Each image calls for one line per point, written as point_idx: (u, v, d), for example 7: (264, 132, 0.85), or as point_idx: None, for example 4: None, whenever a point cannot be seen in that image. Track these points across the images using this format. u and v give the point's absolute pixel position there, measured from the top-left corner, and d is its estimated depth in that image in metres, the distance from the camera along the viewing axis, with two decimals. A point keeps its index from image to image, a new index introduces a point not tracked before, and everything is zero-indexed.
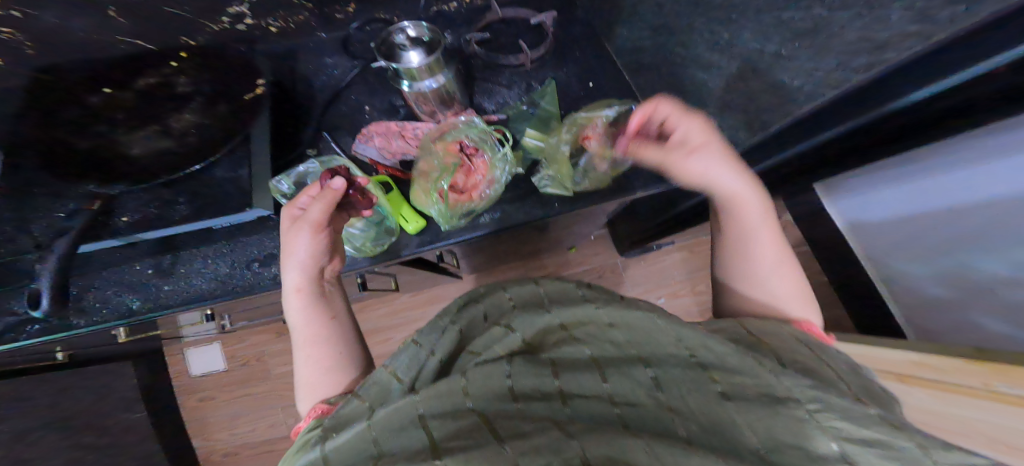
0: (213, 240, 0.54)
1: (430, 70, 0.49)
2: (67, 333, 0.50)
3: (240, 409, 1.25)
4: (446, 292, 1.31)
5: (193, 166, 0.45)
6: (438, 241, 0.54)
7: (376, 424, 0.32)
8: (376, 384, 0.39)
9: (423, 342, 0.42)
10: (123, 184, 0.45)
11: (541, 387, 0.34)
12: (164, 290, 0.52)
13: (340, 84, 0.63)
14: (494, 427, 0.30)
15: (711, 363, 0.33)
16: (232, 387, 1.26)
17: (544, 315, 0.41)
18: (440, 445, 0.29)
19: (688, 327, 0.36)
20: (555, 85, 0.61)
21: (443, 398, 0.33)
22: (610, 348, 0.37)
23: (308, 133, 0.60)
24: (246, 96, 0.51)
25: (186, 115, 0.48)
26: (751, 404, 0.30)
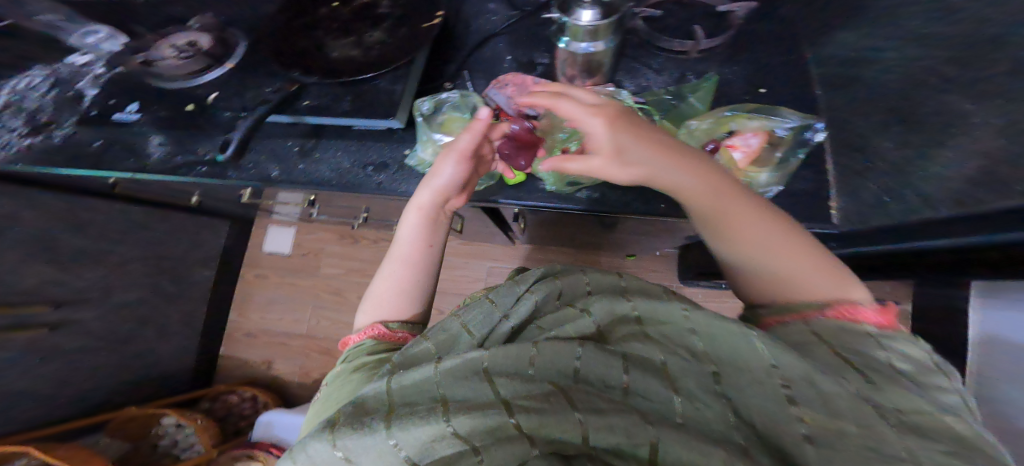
0: (349, 137, 0.59)
1: (593, 34, 0.48)
2: (221, 182, 0.58)
3: (278, 295, 1.49)
4: (492, 251, 1.38)
5: (367, 74, 0.52)
6: (531, 198, 0.55)
7: (444, 369, 0.35)
8: (446, 333, 0.42)
9: (498, 301, 0.43)
10: (316, 77, 0.52)
11: (607, 377, 0.34)
12: (300, 168, 0.59)
13: (493, 30, 0.65)
14: (569, 397, 0.31)
15: (804, 399, 0.31)
16: (284, 271, 1.50)
17: (624, 303, 0.40)
18: (512, 402, 0.31)
19: (790, 354, 0.34)
20: (717, 80, 0.54)
21: (510, 358, 0.35)
22: (687, 356, 0.36)
23: (451, 69, 0.64)
24: (425, 23, 0.54)
25: (377, 32, 0.55)
26: (843, 451, 0.28)
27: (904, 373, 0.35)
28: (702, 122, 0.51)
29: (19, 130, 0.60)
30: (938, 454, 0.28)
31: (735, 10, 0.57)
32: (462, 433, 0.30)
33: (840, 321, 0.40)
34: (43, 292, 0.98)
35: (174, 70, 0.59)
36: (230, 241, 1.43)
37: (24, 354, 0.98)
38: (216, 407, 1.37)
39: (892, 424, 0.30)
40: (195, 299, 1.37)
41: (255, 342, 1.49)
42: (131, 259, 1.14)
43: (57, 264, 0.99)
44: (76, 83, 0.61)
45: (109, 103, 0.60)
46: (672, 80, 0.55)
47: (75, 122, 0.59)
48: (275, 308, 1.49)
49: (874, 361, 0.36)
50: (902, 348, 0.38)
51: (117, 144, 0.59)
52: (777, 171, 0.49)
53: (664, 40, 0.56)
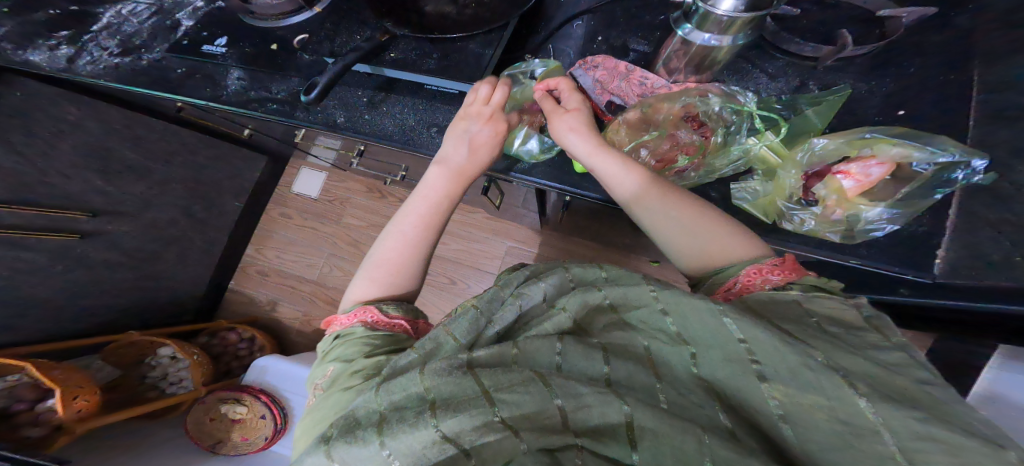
0: (420, 96, 0.57)
1: (724, 26, 0.42)
2: (288, 121, 0.57)
3: (298, 236, 1.48)
4: (515, 232, 1.36)
5: (457, 34, 0.49)
6: (597, 192, 0.53)
7: (431, 373, 0.33)
8: (431, 340, 0.37)
9: (484, 307, 0.38)
10: (406, 30, 0.50)
11: (589, 370, 0.32)
12: (363, 119, 0.57)
13: (580, 5, 0.60)
14: (548, 385, 0.30)
15: (777, 375, 0.28)
16: (308, 216, 1.49)
17: (595, 292, 0.36)
18: (493, 396, 0.30)
19: (760, 329, 0.29)
20: (848, 95, 0.50)
21: (494, 358, 0.34)
22: (662, 339, 0.33)
23: (537, 40, 0.60)
24: None
25: None
26: (818, 431, 0.26)
27: (859, 345, 0.30)
28: (833, 142, 0.45)
29: (111, 50, 0.64)
30: (917, 425, 0.24)
31: (902, 15, 0.50)
32: (451, 434, 0.29)
33: (759, 294, 0.35)
34: (86, 200, 1.00)
35: (267, 8, 0.56)
36: (264, 176, 1.44)
37: (52, 259, 0.97)
38: (214, 343, 1.34)
39: (863, 395, 0.26)
40: (221, 228, 1.38)
41: (266, 281, 1.48)
42: (171, 180, 1.17)
43: (103, 172, 1.02)
44: (175, 14, 0.63)
45: (201, 35, 0.59)
46: (789, 88, 0.51)
47: (164, 48, 0.61)
48: (292, 250, 1.48)
49: (827, 332, 0.31)
50: (829, 308, 0.33)
51: (198, 74, 0.60)
52: (897, 203, 0.45)
53: (794, 44, 0.51)
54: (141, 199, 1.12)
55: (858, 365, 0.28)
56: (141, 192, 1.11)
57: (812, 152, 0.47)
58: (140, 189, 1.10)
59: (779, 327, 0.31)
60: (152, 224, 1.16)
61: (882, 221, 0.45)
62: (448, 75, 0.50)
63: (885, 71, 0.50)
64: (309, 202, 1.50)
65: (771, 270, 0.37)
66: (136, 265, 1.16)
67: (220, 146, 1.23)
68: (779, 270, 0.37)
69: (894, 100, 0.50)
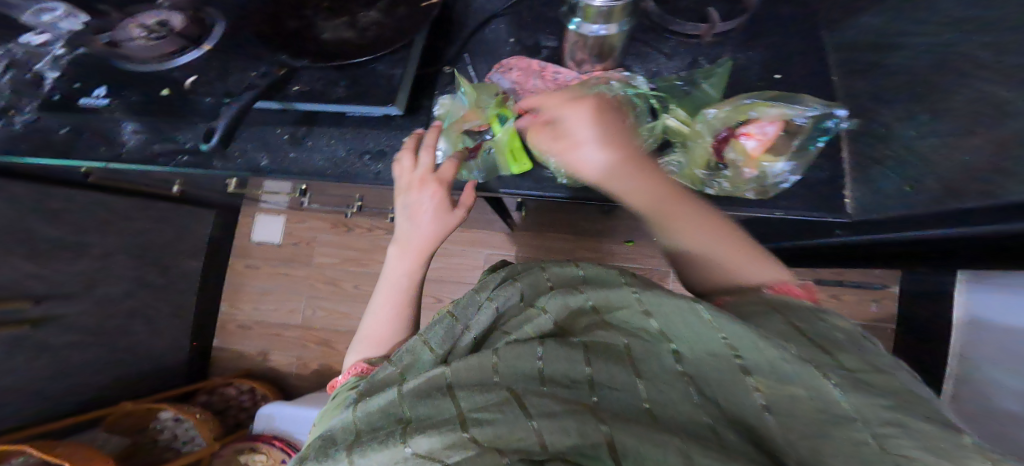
0: (344, 125, 0.57)
1: (607, 16, 0.45)
2: (204, 172, 0.56)
3: (274, 286, 1.46)
4: (489, 239, 1.35)
5: (361, 58, 0.49)
6: (537, 189, 0.53)
7: (408, 393, 0.33)
8: (409, 354, 0.40)
9: (459, 315, 0.43)
10: (305, 61, 0.49)
11: (568, 373, 0.30)
12: (290, 158, 0.56)
13: (494, 11, 0.61)
14: (523, 403, 0.28)
15: (759, 368, 0.27)
16: (277, 263, 1.46)
17: (576, 295, 0.36)
18: (468, 416, 0.29)
19: (731, 320, 0.29)
20: (732, 65, 0.53)
21: (472, 371, 0.33)
22: (643, 337, 0.32)
23: (452, 52, 0.61)
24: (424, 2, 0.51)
25: (372, 12, 0.50)
26: (799, 421, 0.25)
27: (844, 339, 0.30)
28: (721, 111, 0.49)
29: None
30: (884, 412, 0.24)
31: None
32: (423, 454, 0.27)
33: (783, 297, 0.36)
34: (25, 287, 0.95)
35: (145, 52, 0.52)
36: (216, 230, 1.38)
37: (9, 351, 0.95)
38: (213, 401, 1.33)
39: (839, 384, 0.26)
40: (182, 290, 1.33)
41: (251, 334, 1.47)
42: (113, 251, 1.11)
43: (33, 256, 0.95)
44: (32, 66, 0.55)
45: (75, 87, 0.57)
46: (685, 65, 0.54)
47: (37, 108, 0.57)
48: (269, 299, 1.46)
49: (825, 333, 0.31)
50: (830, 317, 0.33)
51: (87, 132, 0.58)
52: (798, 157, 0.48)
53: (678, 24, 0.54)
54: (87, 276, 1.07)
55: (843, 358, 0.28)
56: (86, 268, 1.06)
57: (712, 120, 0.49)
58: (84, 266, 1.06)
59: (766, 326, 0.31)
60: (104, 300, 1.12)
61: (786, 174, 0.48)
62: (360, 101, 0.50)
63: (776, 32, 0.54)
64: (275, 249, 1.46)
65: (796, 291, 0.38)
66: (99, 343, 1.13)
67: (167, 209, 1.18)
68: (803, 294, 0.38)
69: (769, 67, 0.53)
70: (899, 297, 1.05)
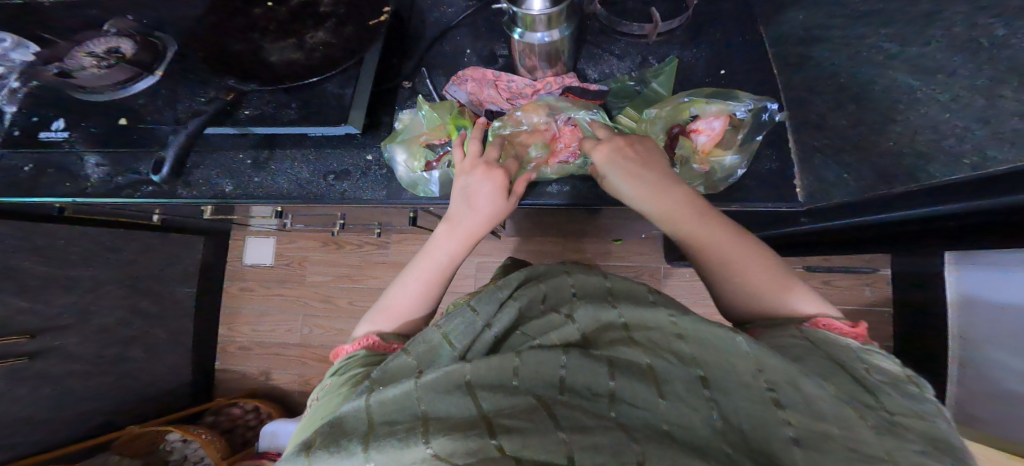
0: (305, 146, 0.57)
1: (546, 23, 0.46)
2: (169, 200, 0.56)
3: (268, 307, 1.44)
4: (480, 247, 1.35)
5: (312, 78, 0.49)
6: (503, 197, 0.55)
7: (427, 385, 0.32)
8: (423, 343, 0.37)
9: (481, 310, 0.39)
10: (254, 84, 0.49)
11: (592, 385, 0.32)
12: (255, 182, 0.56)
13: (450, 23, 0.62)
14: (553, 414, 0.29)
15: (791, 402, 0.28)
16: (269, 284, 1.44)
17: (608, 310, 0.37)
18: (495, 421, 0.29)
19: (773, 356, 0.30)
20: (677, 63, 0.55)
21: (493, 371, 0.32)
22: (670, 358, 0.33)
23: (409, 66, 0.61)
24: (373, 21, 0.51)
25: (321, 32, 0.51)
26: (828, 456, 0.25)
27: (877, 379, 0.31)
28: (661, 110, 0.51)
29: None
30: (920, 457, 0.24)
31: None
32: (442, 455, 0.27)
33: (818, 331, 0.35)
34: (17, 322, 0.94)
35: (96, 81, 0.53)
36: (206, 256, 1.37)
37: (8, 384, 0.94)
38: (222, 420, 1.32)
39: (872, 424, 0.26)
40: (180, 316, 1.32)
41: (247, 356, 1.43)
42: (103, 282, 1.10)
43: (23, 292, 0.95)
44: None
45: (33, 121, 0.55)
46: (636, 66, 0.56)
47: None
48: (264, 321, 1.44)
49: (857, 370, 0.31)
50: (873, 361, 0.32)
51: (50, 168, 0.58)
52: (745, 152, 0.50)
53: (624, 25, 0.56)
54: (81, 307, 1.07)
55: (875, 391, 0.29)
56: (79, 299, 1.06)
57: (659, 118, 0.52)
58: (75, 298, 1.05)
59: (804, 356, 0.32)
60: (99, 330, 1.11)
61: (735, 165, 0.50)
62: (313, 120, 0.50)
63: (720, 32, 0.56)
64: (266, 270, 1.45)
65: (838, 326, 0.36)
66: (99, 375, 1.12)
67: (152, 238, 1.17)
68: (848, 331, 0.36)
69: (713, 64, 0.55)
70: (890, 278, 1.05)
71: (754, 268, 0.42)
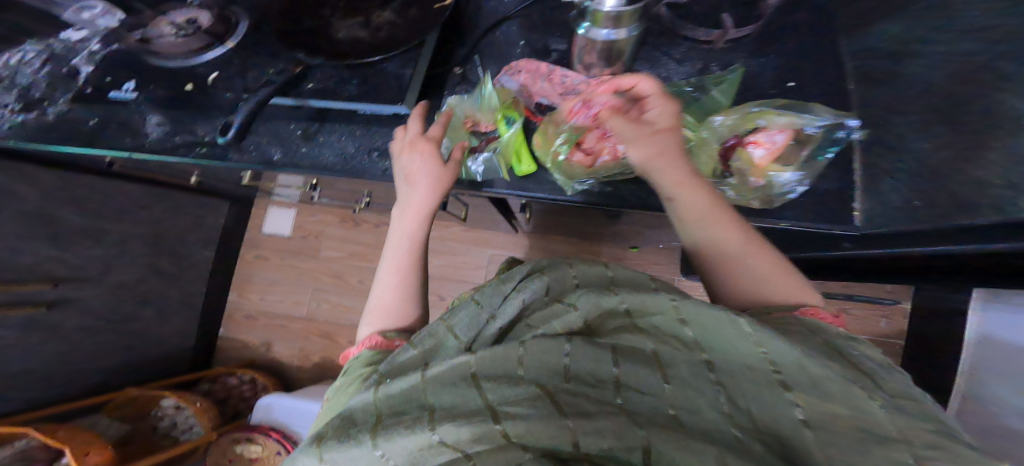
0: (354, 121, 0.58)
1: (615, 21, 0.46)
2: (221, 164, 0.57)
3: (277, 278, 1.48)
4: (494, 239, 1.36)
5: (372, 57, 0.51)
6: (538, 191, 0.55)
7: (430, 378, 0.34)
8: (431, 337, 0.40)
9: (485, 302, 0.41)
10: (320, 59, 0.50)
11: (597, 373, 0.33)
12: (301, 153, 0.57)
13: (504, 13, 0.62)
14: (557, 401, 0.31)
15: (798, 384, 0.29)
16: (285, 254, 1.48)
17: (610, 296, 0.37)
18: (497, 408, 0.31)
19: (777, 338, 0.31)
20: (743, 71, 0.54)
21: (497, 361, 0.34)
22: (674, 345, 0.34)
23: (462, 53, 0.61)
24: (437, 5, 0.52)
25: (386, 12, 0.52)
26: (838, 436, 0.26)
27: (880, 366, 0.32)
28: (727, 119, 0.51)
29: (11, 106, 0.60)
30: (927, 435, 0.26)
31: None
32: (449, 442, 0.30)
33: (812, 319, 0.37)
34: (44, 270, 0.99)
35: (173, 48, 0.54)
36: (229, 223, 1.41)
37: (28, 330, 0.99)
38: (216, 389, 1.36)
39: (878, 401, 0.28)
40: (194, 279, 1.36)
41: (253, 324, 1.49)
42: (130, 238, 1.15)
43: (53, 241, 0.99)
44: (69, 60, 0.58)
45: (105, 80, 0.60)
46: (695, 71, 0.55)
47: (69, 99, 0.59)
48: (275, 290, 1.48)
49: (857, 356, 0.32)
50: (864, 348, 0.34)
51: (113, 122, 0.59)
52: (807, 170, 0.49)
53: (689, 30, 0.55)
54: (105, 261, 1.11)
55: (875, 375, 0.31)
56: (104, 253, 1.10)
57: (715, 127, 0.51)
58: (102, 251, 1.09)
59: (804, 343, 0.33)
60: (120, 285, 1.16)
61: (792, 184, 0.49)
62: (371, 98, 0.52)
63: (778, 46, 0.55)
64: (283, 241, 1.48)
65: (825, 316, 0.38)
66: (113, 328, 1.18)
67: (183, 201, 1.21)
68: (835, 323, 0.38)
69: (783, 74, 0.54)
70: (908, 312, 1.02)
71: (756, 262, 0.43)
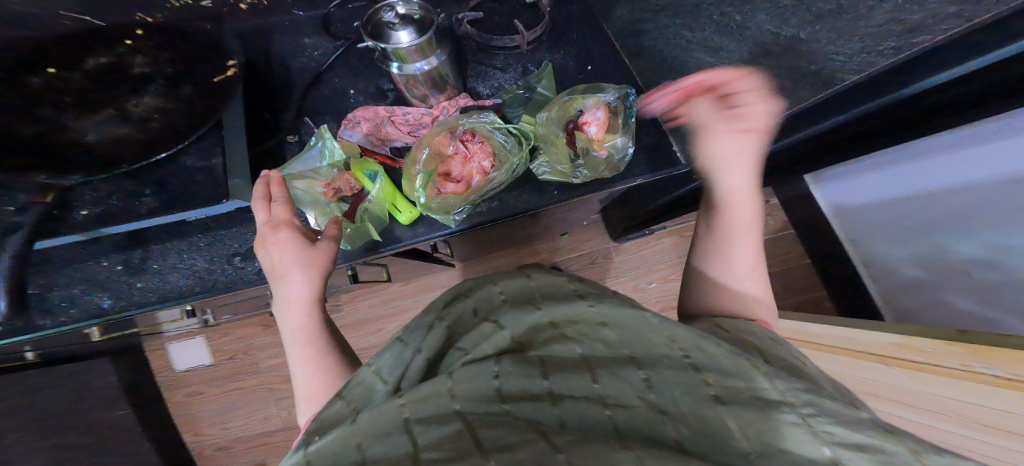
0: (186, 234, 0.51)
1: (420, 51, 0.46)
2: (27, 336, 0.47)
3: (231, 403, 1.29)
4: (438, 281, 1.31)
5: (158, 155, 0.45)
6: (432, 233, 0.52)
7: (360, 428, 0.29)
8: (359, 385, 0.35)
9: (407, 339, 0.39)
10: (78, 174, 0.43)
11: (528, 388, 0.30)
12: (137, 289, 0.49)
13: (321, 65, 0.60)
14: (479, 436, 0.26)
15: (707, 363, 0.30)
16: (218, 382, 1.29)
17: (534, 311, 0.36)
18: (422, 456, 0.25)
19: (681, 325, 0.32)
20: (552, 67, 0.57)
21: (427, 400, 0.29)
22: (601, 348, 0.33)
23: (288, 118, 0.57)
24: (214, 78, 0.48)
25: (146, 99, 0.43)
26: (744, 406, 0.26)
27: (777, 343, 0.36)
28: (551, 112, 0.54)
29: None
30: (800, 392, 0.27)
31: None
32: None
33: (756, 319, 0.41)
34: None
35: None
36: None
37: None
38: None
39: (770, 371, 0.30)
40: None
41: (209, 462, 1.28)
42: None
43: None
44: None
45: None
46: (519, 74, 0.58)
47: None
48: (235, 416, 1.29)
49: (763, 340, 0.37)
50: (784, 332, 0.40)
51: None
52: (630, 132, 0.52)
53: (497, 39, 0.57)
54: None
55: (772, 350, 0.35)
56: None
57: (549, 120, 0.54)
58: None
59: None
60: None
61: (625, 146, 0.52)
62: (178, 206, 0.44)
63: (574, 27, 0.59)
64: (209, 370, 1.29)
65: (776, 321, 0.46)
66: None
67: None
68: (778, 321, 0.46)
69: (580, 60, 0.58)
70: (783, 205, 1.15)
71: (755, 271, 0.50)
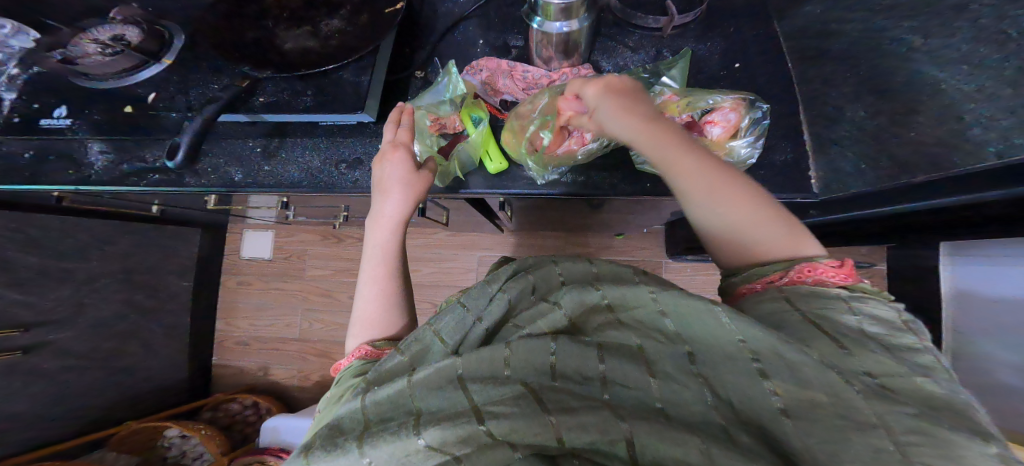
0: (316, 134, 0.57)
1: (566, 12, 0.47)
2: (177, 188, 0.56)
3: (267, 300, 1.45)
4: (481, 241, 1.35)
5: (328, 66, 0.49)
6: (513, 187, 0.55)
7: (418, 383, 0.34)
8: (417, 342, 0.39)
9: (471, 305, 0.39)
10: (270, 70, 0.49)
11: (583, 369, 0.32)
12: (265, 171, 0.56)
13: (462, 13, 0.62)
14: (541, 398, 0.30)
15: (776, 372, 0.28)
16: (269, 277, 1.45)
17: (592, 292, 0.36)
18: (483, 410, 0.30)
19: (756, 325, 0.30)
20: (691, 55, 0.56)
21: (483, 364, 0.33)
22: (658, 337, 0.33)
23: (421, 56, 0.61)
24: (388, 8, 0.52)
25: (335, 20, 0.52)
26: (815, 424, 0.26)
27: (863, 338, 0.31)
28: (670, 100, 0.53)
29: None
30: (906, 419, 0.24)
31: None
32: (435, 446, 0.30)
33: (802, 287, 0.36)
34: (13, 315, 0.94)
35: (104, 68, 0.52)
36: (203, 250, 1.36)
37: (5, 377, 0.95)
38: (219, 416, 1.32)
39: (858, 388, 0.27)
40: (178, 311, 1.32)
41: (248, 349, 1.45)
42: (98, 275, 1.09)
43: (15, 286, 0.94)
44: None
45: (34, 106, 0.54)
46: (650, 58, 0.57)
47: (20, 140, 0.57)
48: (266, 314, 1.44)
49: (836, 328, 0.32)
50: (869, 310, 0.33)
51: (51, 154, 0.58)
52: (755, 145, 0.51)
53: (639, 17, 0.57)
54: (76, 301, 1.06)
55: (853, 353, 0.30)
56: (73, 293, 1.05)
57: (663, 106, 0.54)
58: (71, 291, 1.04)
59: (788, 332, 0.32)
60: (96, 325, 1.11)
61: (749, 147, 0.51)
62: (328, 109, 0.51)
63: (724, 27, 0.57)
64: (266, 264, 1.45)
65: (827, 272, 0.37)
66: (100, 365, 1.13)
67: (154, 235, 1.16)
68: (838, 272, 0.37)
69: (729, 56, 0.56)
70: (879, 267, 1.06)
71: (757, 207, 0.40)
